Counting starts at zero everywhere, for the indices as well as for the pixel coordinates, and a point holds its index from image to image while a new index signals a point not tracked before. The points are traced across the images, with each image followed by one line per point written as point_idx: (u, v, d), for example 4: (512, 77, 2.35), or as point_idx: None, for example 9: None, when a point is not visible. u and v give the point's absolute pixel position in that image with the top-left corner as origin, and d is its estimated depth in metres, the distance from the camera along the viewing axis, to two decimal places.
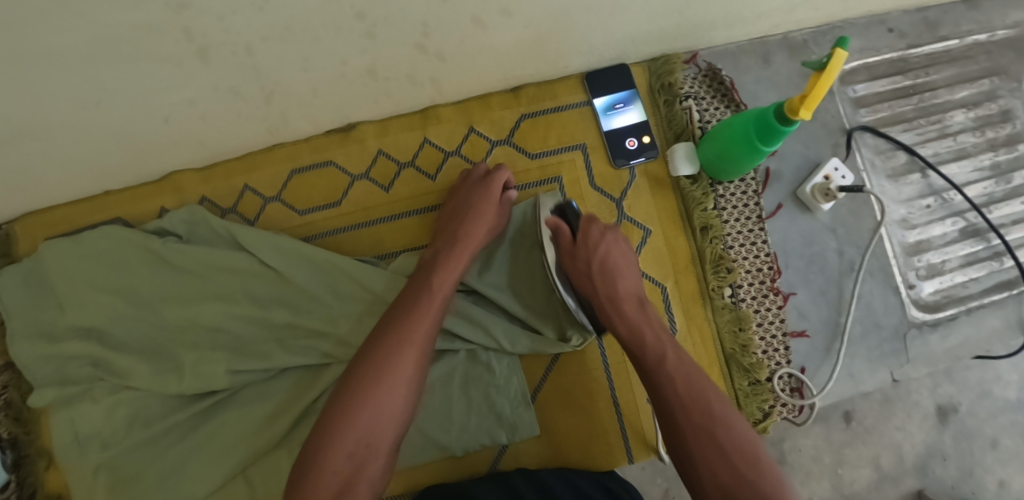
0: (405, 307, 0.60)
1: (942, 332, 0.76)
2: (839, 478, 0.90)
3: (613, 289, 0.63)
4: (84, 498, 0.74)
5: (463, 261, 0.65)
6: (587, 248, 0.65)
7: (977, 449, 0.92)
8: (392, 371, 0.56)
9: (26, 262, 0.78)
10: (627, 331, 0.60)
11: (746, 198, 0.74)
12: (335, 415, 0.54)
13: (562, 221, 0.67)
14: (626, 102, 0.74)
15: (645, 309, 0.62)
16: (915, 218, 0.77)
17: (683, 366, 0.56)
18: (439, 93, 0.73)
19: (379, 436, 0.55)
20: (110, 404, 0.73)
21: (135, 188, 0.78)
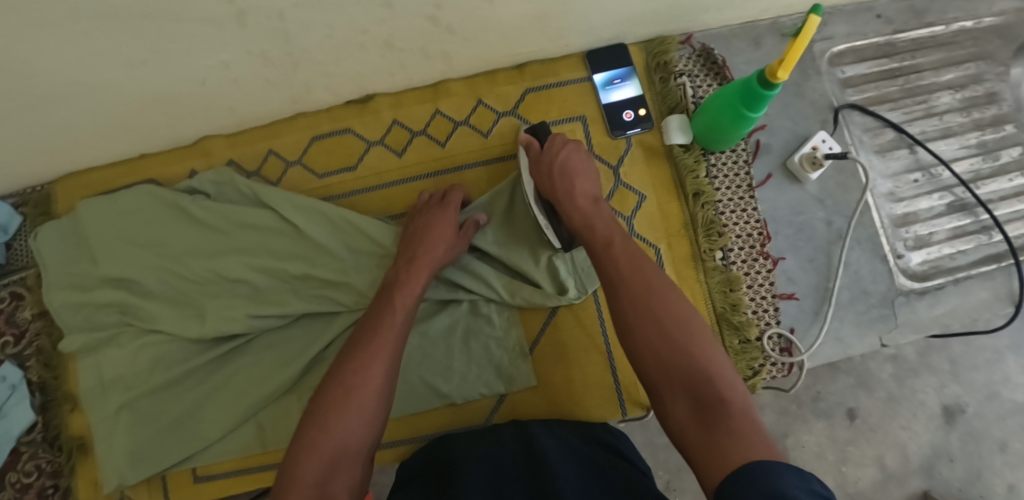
0: (370, 326, 0.60)
1: (930, 300, 0.78)
2: (843, 477, 0.97)
3: (571, 186, 0.63)
4: (102, 438, 0.79)
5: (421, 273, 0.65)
6: (551, 153, 0.66)
7: (986, 452, 0.97)
8: (361, 379, 0.55)
9: (65, 219, 0.85)
10: (581, 223, 0.59)
11: (737, 167, 0.78)
12: (309, 432, 0.51)
13: (533, 139, 0.70)
14: (624, 78, 0.79)
15: (600, 206, 0.61)
16: (903, 192, 0.81)
17: (628, 247, 0.53)
18: (449, 68, 0.77)
19: (356, 444, 0.52)
20: (134, 349, 0.79)
21: (165, 152, 0.86)
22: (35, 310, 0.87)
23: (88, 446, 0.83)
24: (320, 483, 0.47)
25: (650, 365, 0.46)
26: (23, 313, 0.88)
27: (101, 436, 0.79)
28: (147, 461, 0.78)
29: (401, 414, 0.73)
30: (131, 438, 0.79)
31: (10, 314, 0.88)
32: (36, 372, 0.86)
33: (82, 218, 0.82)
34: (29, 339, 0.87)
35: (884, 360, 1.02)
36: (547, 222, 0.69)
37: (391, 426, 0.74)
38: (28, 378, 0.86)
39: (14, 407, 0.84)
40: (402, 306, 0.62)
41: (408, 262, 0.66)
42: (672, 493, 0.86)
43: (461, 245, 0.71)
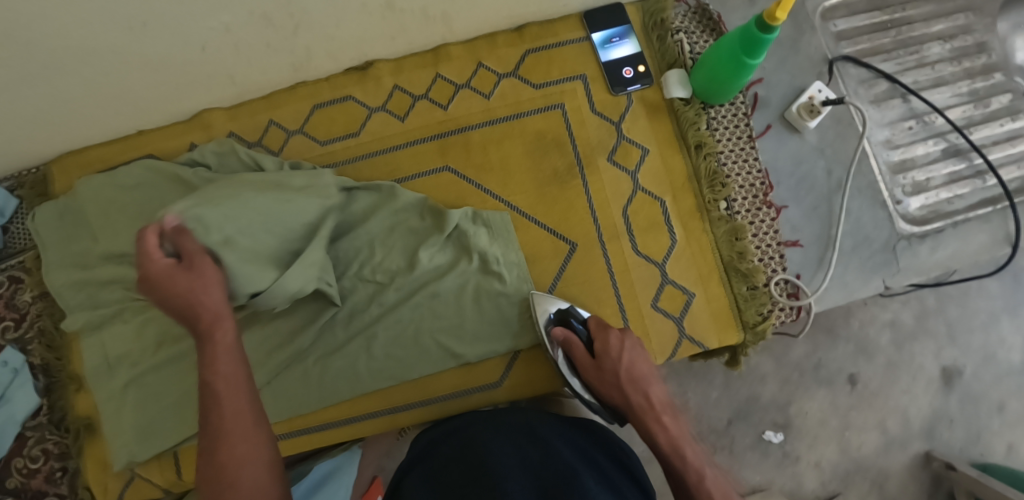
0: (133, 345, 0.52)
1: (930, 244, 0.80)
2: (847, 442, 1.05)
3: (645, 401, 0.66)
4: (112, 415, 0.78)
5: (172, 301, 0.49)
6: (611, 360, 0.67)
7: (985, 413, 1.07)
8: (213, 390, 0.48)
9: (61, 199, 0.84)
10: (668, 447, 0.62)
11: (736, 119, 0.79)
12: (208, 464, 0.46)
13: (570, 332, 0.69)
14: (622, 36, 0.80)
15: (680, 422, 0.65)
16: (898, 138, 0.84)
17: (682, 443, 0.62)
18: (449, 31, 0.79)
19: (259, 467, 0.47)
20: (140, 324, 0.79)
21: (165, 128, 0.85)
22: (36, 291, 0.86)
23: (94, 427, 0.81)
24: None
25: None
26: (24, 296, 0.87)
27: (109, 414, 0.78)
28: (158, 437, 0.77)
29: (415, 376, 0.73)
30: (139, 413, 0.78)
31: (9, 299, 0.87)
32: (38, 355, 0.84)
33: (81, 195, 0.82)
34: (30, 322, 0.86)
35: (883, 327, 1.10)
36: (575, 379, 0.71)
37: (407, 389, 0.74)
38: (29, 361, 0.85)
39: (19, 390, 0.83)
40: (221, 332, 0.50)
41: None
42: None
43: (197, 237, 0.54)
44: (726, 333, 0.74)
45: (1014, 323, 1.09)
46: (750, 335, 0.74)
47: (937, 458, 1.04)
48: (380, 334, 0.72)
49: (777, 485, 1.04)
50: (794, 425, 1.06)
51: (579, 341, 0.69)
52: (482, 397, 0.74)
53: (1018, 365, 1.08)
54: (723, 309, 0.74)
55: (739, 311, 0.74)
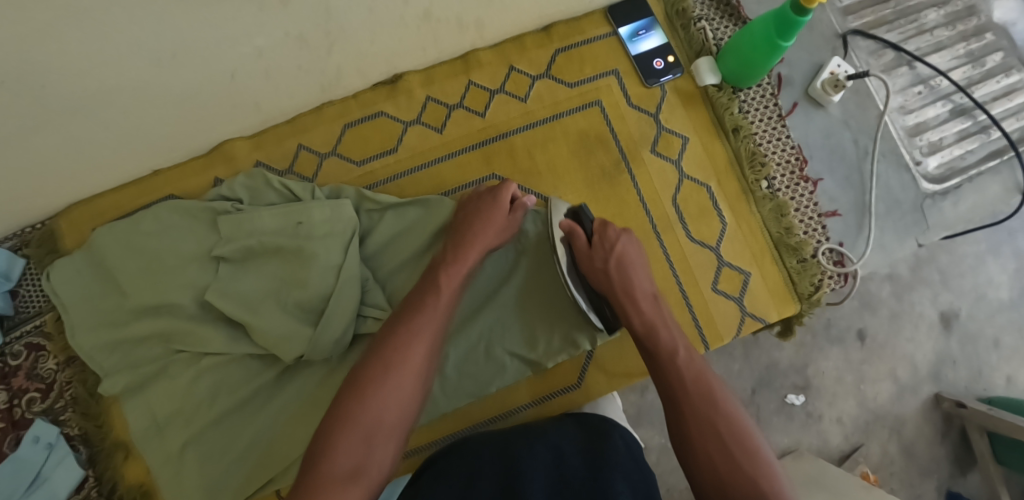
0: (414, 304, 0.62)
1: (953, 199, 0.85)
2: (863, 394, 1.12)
3: (629, 284, 0.65)
4: (169, 479, 0.75)
5: (468, 260, 0.66)
6: (603, 248, 0.67)
7: (982, 350, 1.15)
8: (415, 330, 0.60)
9: (78, 253, 0.79)
10: (643, 329, 0.63)
11: (765, 100, 0.81)
12: (346, 403, 0.55)
13: (575, 224, 0.68)
14: (647, 29, 0.81)
15: (659, 308, 0.65)
16: (911, 104, 0.88)
17: (690, 360, 0.59)
18: (480, 35, 0.80)
19: (388, 423, 0.55)
20: (190, 378, 0.74)
21: (182, 165, 0.79)
22: (61, 357, 0.80)
23: (149, 492, 0.77)
24: (352, 458, 0.51)
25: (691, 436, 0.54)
26: (47, 364, 0.81)
27: (167, 479, 0.75)
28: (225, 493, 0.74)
29: (493, 391, 0.73)
30: (202, 472, 0.74)
31: (30, 368, 0.81)
32: (75, 424, 0.79)
33: (103, 248, 0.77)
34: (60, 390, 0.80)
35: (882, 280, 1.15)
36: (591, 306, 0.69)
37: (486, 405, 0.74)
38: (65, 433, 0.79)
39: (53, 470, 0.77)
40: (446, 294, 0.63)
41: (454, 248, 0.66)
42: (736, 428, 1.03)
43: (512, 229, 0.70)
44: (784, 307, 0.77)
45: (997, 263, 1.16)
46: (806, 305, 0.77)
47: (947, 398, 1.10)
48: (451, 353, 0.71)
49: (805, 444, 1.10)
50: (813, 385, 1.11)
51: (582, 232, 0.68)
52: (564, 402, 0.75)
53: (1009, 300, 1.16)
54: (779, 284, 0.77)
55: (794, 284, 0.77)
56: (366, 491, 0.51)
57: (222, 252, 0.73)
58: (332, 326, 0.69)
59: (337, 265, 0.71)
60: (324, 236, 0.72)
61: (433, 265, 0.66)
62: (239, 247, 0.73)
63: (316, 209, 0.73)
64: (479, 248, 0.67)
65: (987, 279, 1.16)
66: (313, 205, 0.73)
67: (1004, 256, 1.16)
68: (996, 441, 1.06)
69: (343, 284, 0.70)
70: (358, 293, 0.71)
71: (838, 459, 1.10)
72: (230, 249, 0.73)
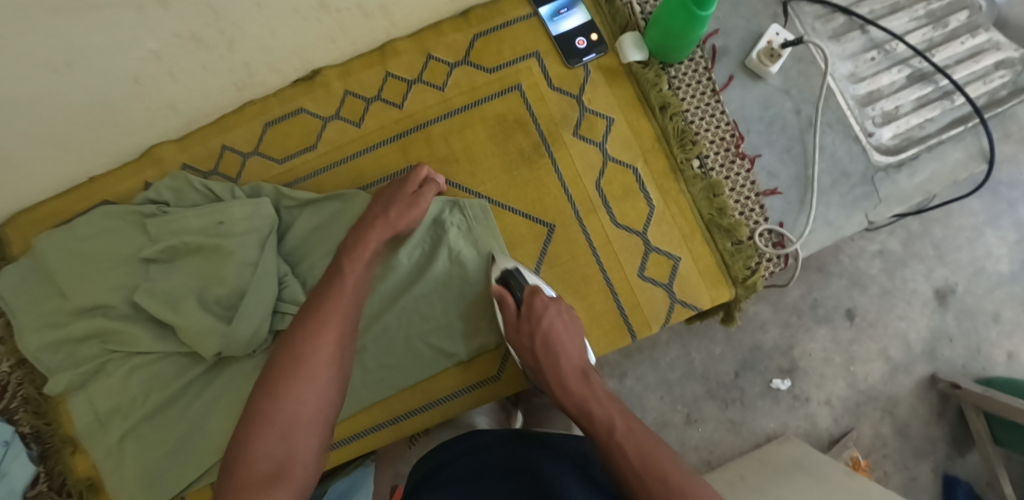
0: (322, 292, 0.60)
1: (908, 171, 0.79)
2: (852, 376, 1.07)
3: (557, 367, 0.63)
4: (111, 471, 0.76)
5: (370, 242, 0.64)
6: (531, 321, 0.65)
7: (981, 325, 1.08)
8: (326, 314, 0.58)
9: (24, 259, 0.77)
10: (575, 411, 0.60)
11: (698, 75, 0.77)
12: (259, 403, 0.52)
13: (506, 291, 0.67)
14: (570, 6, 0.78)
15: (591, 385, 0.61)
16: (862, 71, 0.82)
17: (630, 427, 0.55)
18: (392, 25, 0.79)
19: (307, 419, 0.52)
20: (124, 375, 0.75)
21: (115, 171, 0.78)
22: (11, 358, 0.80)
23: (97, 486, 0.77)
24: (272, 458, 0.48)
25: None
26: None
27: (108, 472, 0.76)
28: (162, 485, 0.75)
29: (413, 382, 0.72)
30: (139, 465, 0.75)
31: None
32: (27, 423, 0.79)
33: (41, 255, 0.76)
34: (12, 392, 0.80)
35: (871, 257, 1.09)
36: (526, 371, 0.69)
37: (406, 396, 0.73)
38: (19, 431, 0.79)
39: (12, 464, 0.77)
40: (351, 279, 0.62)
41: (361, 227, 0.66)
42: (692, 422, 1.05)
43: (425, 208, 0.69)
44: (718, 291, 0.73)
45: (996, 235, 1.09)
46: (741, 289, 0.73)
47: (943, 379, 1.04)
48: (370, 346, 0.71)
49: (792, 428, 1.05)
50: (800, 367, 1.07)
51: (512, 299, 0.67)
52: (486, 390, 0.74)
53: (1008, 274, 1.08)
54: (711, 268, 0.74)
55: (727, 267, 0.73)
56: (294, 490, 0.47)
57: (147, 253, 0.72)
58: (246, 322, 0.70)
59: (254, 260, 0.72)
60: (243, 232, 0.72)
61: (337, 255, 0.65)
62: (162, 246, 0.72)
63: (235, 207, 0.73)
64: (378, 231, 0.65)
65: (984, 253, 1.09)
66: (233, 204, 0.73)
67: (1005, 228, 1.09)
68: (994, 422, 0.99)
69: (258, 279, 0.70)
70: (273, 286, 0.71)
71: (826, 445, 1.05)
72: (155, 247, 0.72)
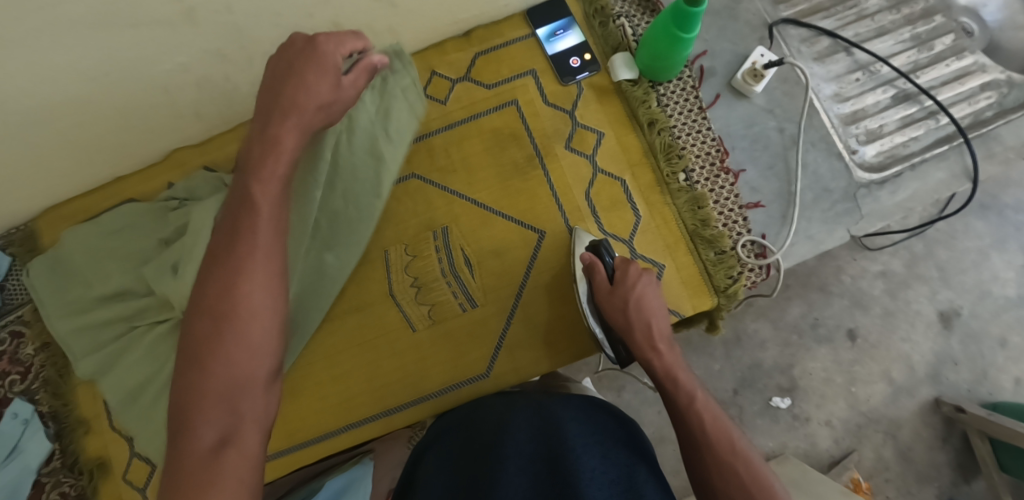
0: (231, 232, 0.49)
1: (890, 188, 0.82)
2: (854, 397, 1.08)
3: (647, 328, 0.63)
4: (142, 445, 0.78)
5: (282, 158, 0.52)
6: (625, 287, 0.65)
7: (987, 350, 1.08)
8: (243, 254, 0.49)
9: (48, 253, 0.84)
10: (662, 371, 0.61)
11: (686, 93, 0.82)
12: (188, 370, 0.46)
13: (597, 258, 0.69)
14: (565, 28, 0.83)
15: (677, 352, 0.63)
16: (847, 91, 0.86)
17: (711, 404, 0.58)
18: (399, 44, 0.82)
19: (245, 378, 0.47)
20: (144, 352, 0.77)
21: (144, 171, 0.86)
22: (35, 343, 0.86)
23: (107, 466, 0.82)
24: (217, 424, 0.44)
25: (715, 478, 0.53)
26: (26, 350, 0.86)
27: (141, 445, 0.78)
28: None
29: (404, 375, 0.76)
30: (163, 436, 0.77)
31: (12, 354, 0.86)
32: (45, 402, 0.84)
33: (74, 245, 0.82)
34: (35, 373, 0.85)
35: (873, 278, 1.10)
36: (604, 336, 0.70)
37: (399, 389, 0.76)
38: (38, 410, 0.85)
39: (30, 441, 0.83)
40: (268, 209, 0.51)
41: (278, 117, 0.52)
42: None
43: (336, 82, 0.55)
44: (699, 299, 0.76)
45: (1003, 259, 1.09)
46: (723, 297, 0.76)
47: (947, 404, 1.04)
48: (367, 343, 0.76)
49: (791, 448, 1.06)
50: (800, 386, 1.08)
51: (603, 266, 0.68)
52: (471, 386, 0.77)
53: (1015, 298, 1.08)
54: (693, 276, 0.77)
55: (709, 276, 0.76)
56: (247, 464, 0.44)
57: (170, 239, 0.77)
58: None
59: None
60: None
61: (237, 174, 0.52)
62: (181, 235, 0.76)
63: None
64: (289, 142, 0.53)
65: (989, 276, 1.09)
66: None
67: (1011, 251, 1.09)
68: (999, 447, 0.99)
69: None
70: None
71: (826, 466, 1.05)
72: (178, 236, 0.77)
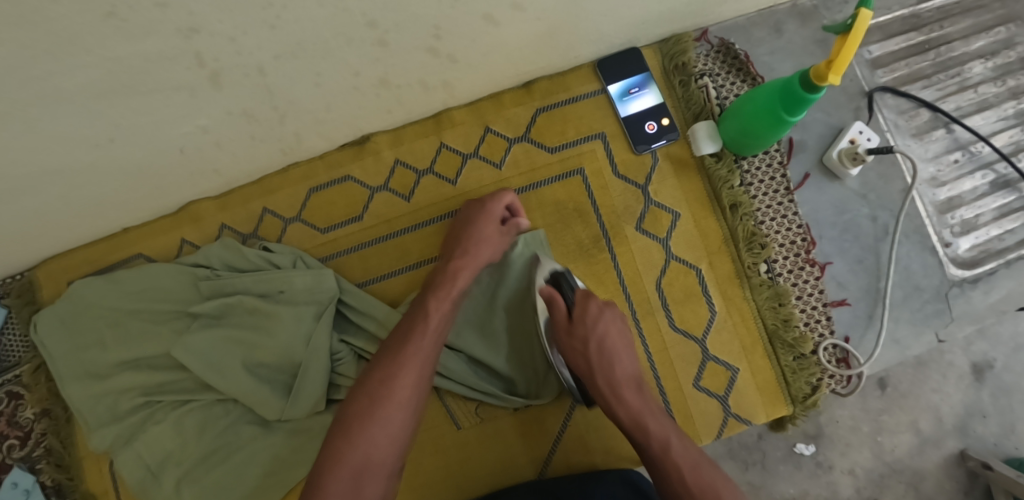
0: (392, 350, 0.57)
1: (984, 287, 0.75)
2: (880, 447, 0.82)
3: (611, 375, 0.61)
4: None
5: (457, 286, 0.62)
6: (584, 323, 0.62)
7: (1017, 404, 0.83)
8: (400, 373, 0.56)
9: (61, 303, 0.74)
10: (629, 421, 0.58)
11: (772, 170, 0.73)
12: (322, 461, 0.52)
13: (556, 291, 0.64)
14: (641, 86, 0.73)
15: (645, 396, 0.60)
16: (945, 175, 0.77)
17: (689, 453, 0.56)
18: (451, 97, 0.71)
19: (371, 478, 0.52)
20: (174, 422, 0.71)
21: (152, 223, 0.77)
22: (36, 408, 0.78)
23: None
24: None
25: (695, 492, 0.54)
26: (25, 413, 0.79)
27: None
28: None
29: (447, 475, 0.69)
30: None
31: (10, 416, 0.79)
32: (49, 474, 0.77)
33: (86, 304, 0.74)
34: (36, 439, 0.78)
35: None
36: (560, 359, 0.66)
37: (441, 491, 0.69)
38: (41, 480, 0.77)
39: None
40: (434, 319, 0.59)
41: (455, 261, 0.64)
42: None
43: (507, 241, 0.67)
44: (775, 407, 0.69)
45: None
46: (800, 407, 0.69)
47: (971, 456, 0.80)
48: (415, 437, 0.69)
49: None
50: (825, 434, 0.82)
51: (563, 301, 0.63)
52: None
53: None
54: (770, 382, 0.69)
55: (787, 383, 0.69)
56: None
57: (198, 308, 0.69)
58: (303, 398, 0.67)
59: (307, 332, 0.68)
60: (302, 302, 0.69)
61: (420, 296, 0.62)
62: (214, 310, 0.69)
63: (295, 275, 0.69)
64: (464, 275, 0.63)
65: None
66: (294, 273, 0.69)
67: None
68: None
69: (311, 353, 0.67)
70: (321, 343, 0.67)
71: None
72: (207, 306, 0.68)
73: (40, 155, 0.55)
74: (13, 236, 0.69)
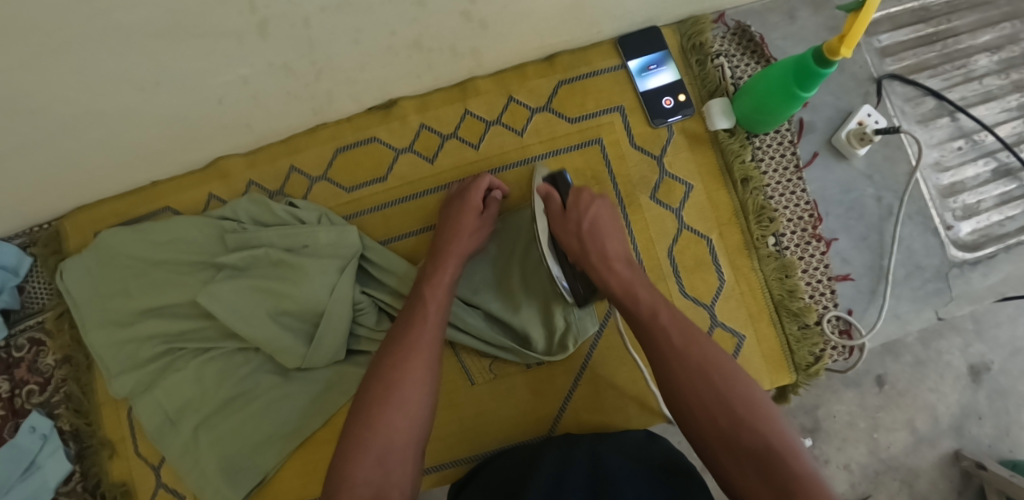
0: (404, 322, 0.58)
1: (983, 270, 0.77)
2: (876, 443, 0.82)
3: (602, 248, 0.60)
4: (187, 469, 0.73)
5: (453, 265, 0.64)
6: (577, 211, 0.63)
7: (1013, 406, 0.82)
8: (412, 340, 0.56)
9: (87, 252, 0.76)
10: (620, 289, 0.57)
11: (783, 148, 0.76)
12: (354, 430, 0.51)
13: (552, 189, 0.65)
14: (660, 63, 0.76)
15: (636, 269, 0.59)
16: (948, 160, 0.80)
17: (677, 318, 0.52)
18: (478, 65, 0.74)
19: (401, 439, 0.51)
20: (195, 370, 0.73)
21: (180, 178, 0.79)
22: (57, 355, 0.80)
23: (132, 492, 0.77)
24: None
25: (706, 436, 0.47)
26: (46, 360, 0.80)
27: (187, 469, 0.73)
28: (241, 477, 0.72)
29: (460, 428, 0.72)
30: (219, 455, 0.72)
31: (31, 362, 0.80)
32: (67, 420, 0.79)
33: (110, 254, 0.75)
34: (55, 386, 0.80)
35: None
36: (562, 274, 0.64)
37: (454, 444, 0.71)
38: (59, 426, 0.79)
39: (48, 459, 0.76)
40: (437, 294, 0.61)
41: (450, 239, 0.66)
42: None
43: (491, 224, 0.70)
44: (779, 375, 0.72)
45: None
46: (803, 375, 0.72)
47: (965, 457, 0.80)
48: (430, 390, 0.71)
49: None
50: (823, 428, 0.82)
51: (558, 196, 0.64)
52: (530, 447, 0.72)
53: None
54: (775, 351, 0.72)
55: (792, 352, 0.72)
56: None
57: (223, 259, 0.70)
58: (324, 348, 0.70)
59: (330, 285, 0.70)
60: (326, 256, 0.71)
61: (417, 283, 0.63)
62: (239, 261, 0.70)
63: (320, 231, 0.71)
64: (458, 256, 0.64)
65: None
66: (319, 228, 0.71)
67: None
68: None
69: (334, 305, 0.69)
70: (344, 296, 0.69)
71: None
72: (233, 257, 0.70)
73: (89, 94, 0.58)
74: (48, 181, 0.71)
